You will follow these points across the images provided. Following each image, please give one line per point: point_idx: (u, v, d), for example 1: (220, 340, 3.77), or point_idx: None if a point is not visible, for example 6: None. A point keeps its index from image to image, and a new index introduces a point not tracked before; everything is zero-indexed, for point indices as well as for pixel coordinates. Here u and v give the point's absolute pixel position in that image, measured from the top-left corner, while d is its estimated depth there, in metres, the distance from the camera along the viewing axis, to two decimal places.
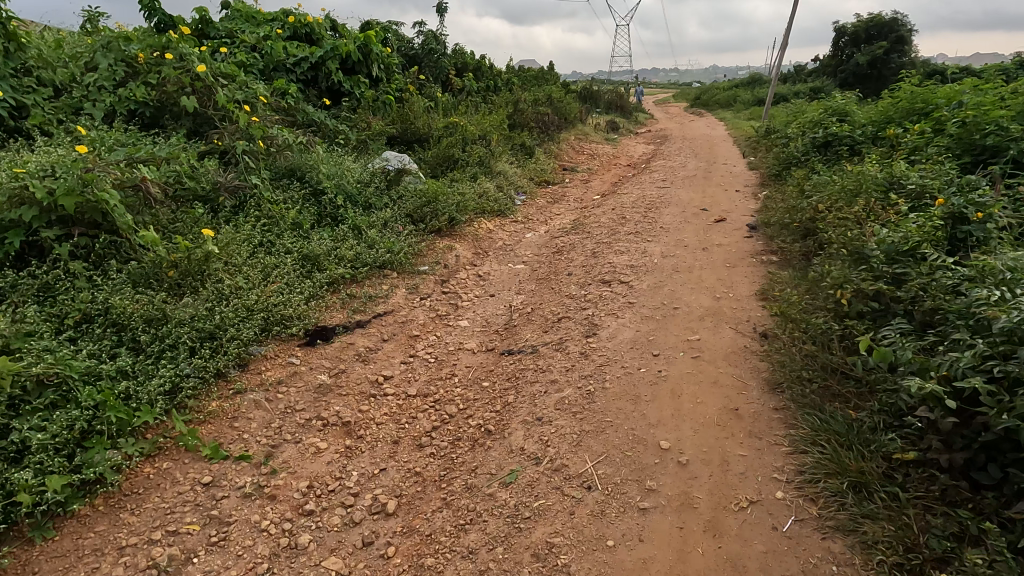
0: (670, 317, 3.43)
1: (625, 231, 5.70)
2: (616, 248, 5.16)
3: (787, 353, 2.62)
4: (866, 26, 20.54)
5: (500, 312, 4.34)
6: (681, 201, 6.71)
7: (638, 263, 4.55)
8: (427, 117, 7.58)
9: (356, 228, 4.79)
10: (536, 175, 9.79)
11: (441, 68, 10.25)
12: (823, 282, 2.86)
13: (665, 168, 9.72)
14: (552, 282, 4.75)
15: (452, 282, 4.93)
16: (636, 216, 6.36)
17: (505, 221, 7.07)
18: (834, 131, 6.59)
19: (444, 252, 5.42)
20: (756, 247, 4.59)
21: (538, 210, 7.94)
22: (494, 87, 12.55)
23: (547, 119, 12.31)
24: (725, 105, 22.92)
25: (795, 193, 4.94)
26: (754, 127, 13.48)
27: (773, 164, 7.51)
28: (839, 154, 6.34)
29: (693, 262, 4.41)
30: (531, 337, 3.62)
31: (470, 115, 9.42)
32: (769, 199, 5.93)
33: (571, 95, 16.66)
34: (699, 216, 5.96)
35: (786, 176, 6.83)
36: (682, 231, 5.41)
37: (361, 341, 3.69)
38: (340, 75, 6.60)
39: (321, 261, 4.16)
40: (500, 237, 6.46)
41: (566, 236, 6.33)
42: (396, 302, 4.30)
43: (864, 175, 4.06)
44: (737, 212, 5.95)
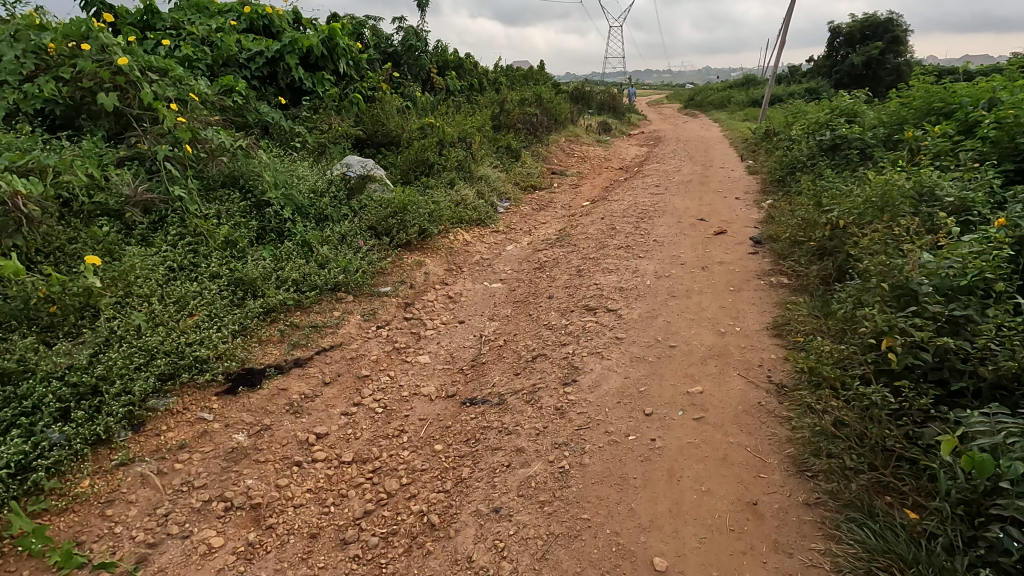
0: (666, 358, 2.85)
1: (614, 245, 5.12)
2: (603, 265, 4.57)
3: (816, 422, 2.04)
4: (862, 26, 20.10)
5: (468, 343, 3.74)
6: (676, 210, 6.14)
7: (627, 285, 3.97)
8: (400, 117, 6.97)
9: (306, 245, 4.19)
10: (521, 179, 9.20)
11: (420, 66, 9.63)
12: (859, 325, 2.29)
13: (658, 172, 9.16)
14: (530, 307, 4.15)
15: (417, 305, 4.33)
16: (627, 226, 5.78)
17: (484, 231, 6.48)
18: (843, 133, 6.04)
19: (411, 270, 4.82)
20: (762, 266, 4.02)
21: (521, 218, 7.35)
22: (479, 87, 11.95)
23: (534, 119, 11.73)
24: (719, 106, 22.42)
25: (806, 203, 4.38)
26: (751, 129, 12.95)
27: (774, 169, 6.95)
28: (848, 159, 5.79)
29: (691, 284, 3.84)
30: (499, 381, 3.02)
31: (450, 116, 8.82)
32: (773, 209, 5.37)
33: (560, 95, 16.07)
34: (696, 228, 5.38)
35: (789, 182, 6.28)
36: (678, 245, 4.83)
37: (297, 386, 3.09)
38: (301, 71, 5.97)
39: (257, 286, 3.56)
40: (477, 250, 5.87)
41: (550, 249, 5.73)
42: (347, 334, 3.69)
43: (889, 185, 3.50)
44: (738, 223, 5.38)
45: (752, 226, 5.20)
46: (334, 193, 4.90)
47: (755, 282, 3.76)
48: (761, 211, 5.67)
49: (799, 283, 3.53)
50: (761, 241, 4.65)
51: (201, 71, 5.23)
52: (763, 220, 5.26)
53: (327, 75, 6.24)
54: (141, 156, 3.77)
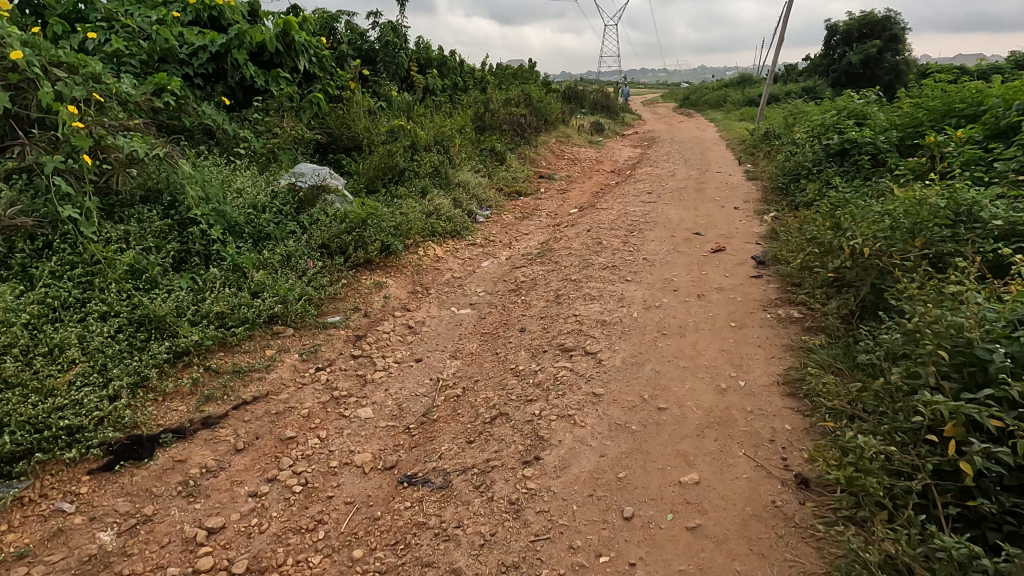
0: (653, 427, 2.27)
1: (600, 265, 4.54)
2: (586, 290, 3.99)
3: (860, 558, 1.48)
4: (859, 24, 19.64)
5: (423, 389, 3.16)
6: (669, 221, 5.57)
7: (611, 318, 3.40)
8: (368, 119, 6.37)
9: (237, 271, 3.60)
10: (505, 184, 8.63)
11: (398, 63, 9.06)
12: (910, 407, 1.72)
13: (650, 177, 8.60)
14: (499, 342, 3.57)
15: (370, 339, 3.76)
16: (615, 241, 5.21)
17: (459, 245, 5.91)
18: (852, 136, 5.49)
19: (367, 295, 4.25)
20: (768, 297, 3.45)
21: (502, 228, 6.78)
22: (463, 85, 11.35)
23: (521, 120, 11.15)
24: (714, 105, 21.90)
25: (817, 220, 3.81)
26: (748, 130, 12.43)
27: (776, 176, 6.39)
28: (860, 166, 5.23)
29: (686, 319, 3.26)
30: (448, 450, 2.45)
31: (428, 117, 8.23)
32: (777, 225, 4.82)
33: (551, 95, 15.49)
34: (692, 244, 4.80)
35: (793, 191, 5.72)
36: (670, 265, 4.27)
37: (200, 456, 2.50)
38: (251, 68, 5.36)
39: (166, 324, 2.99)
40: (448, 266, 5.29)
41: (529, 267, 5.16)
42: (277, 381, 3.12)
43: (922, 204, 2.94)
44: (737, 238, 4.82)
45: (754, 243, 4.63)
46: (280, 207, 4.31)
47: (761, 318, 3.19)
48: (763, 224, 5.10)
49: (814, 321, 2.96)
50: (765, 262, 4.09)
51: (132, 69, 4.62)
52: (766, 237, 4.70)
53: (283, 73, 5.63)
54: (31, 169, 3.15)
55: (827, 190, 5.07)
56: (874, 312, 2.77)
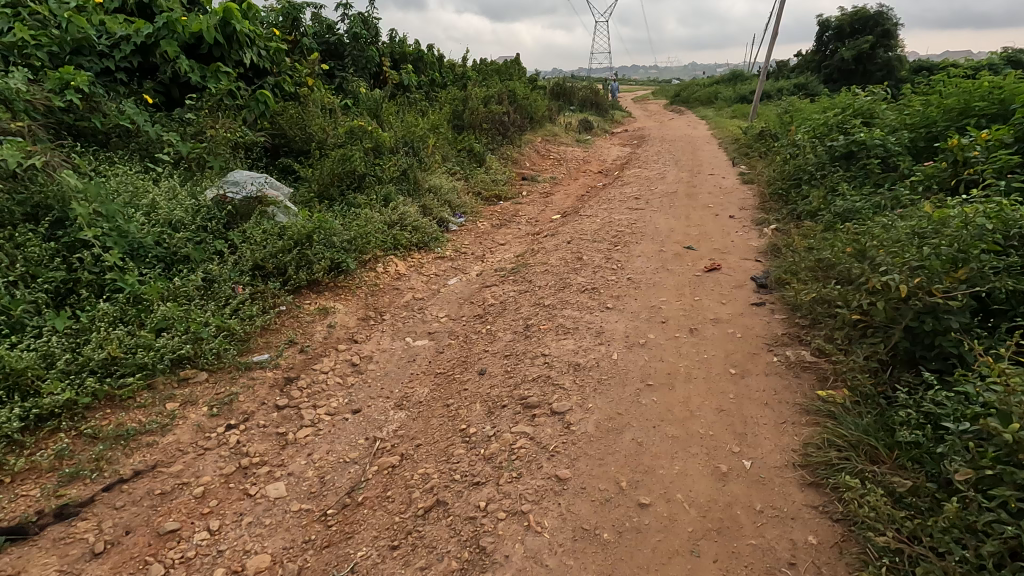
0: (631, 537, 1.72)
1: (578, 286, 3.97)
2: (559, 320, 3.42)
3: None
4: (852, 20, 19.23)
5: (355, 453, 2.58)
6: (658, 232, 5.02)
7: (586, 360, 2.83)
8: (326, 120, 5.77)
9: (137, 303, 3.01)
10: (484, 188, 8.04)
11: (369, 57, 8.58)
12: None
13: (638, 180, 8.05)
14: (453, 388, 2.99)
15: (302, 382, 3.17)
16: (597, 255, 4.64)
17: (425, 259, 5.32)
18: (858, 138, 4.94)
19: (305, 327, 3.68)
20: (773, 334, 2.90)
21: (476, 237, 6.21)
22: (442, 82, 10.75)
23: (503, 118, 10.56)
24: (705, 102, 21.39)
25: (829, 241, 3.27)
26: (741, 129, 11.92)
27: (774, 181, 5.86)
28: (869, 171, 4.71)
29: (676, 364, 2.70)
30: (365, 559, 1.88)
31: (399, 117, 7.62)
32: (778, 239, 4.28)
33: (537, 92, 14.93)
34: (683, 261, 4.24)
35: (793, 198, 5.19)
36: (657, 289, 3.71)
37: (38, 568, 1.92)
38: (184, 62, 4.73)
39: (25, 379, 2.44)
40: (409, 285, 4.70)
41: (500, 285, 4.59)
42: (173, 447, 2.53)
43: (963, 227, 2.40)
44: (733, 254, 4.26)
45: (753, 260, 4.08)
46: (205, 223, 3.70)
47: (766, 363, 2.64)
48: (761, 238, 4.56)
49: (833, 371, 2.41)
50: (767, 287, 3.53)
51: (36, 62, 3.98)
52: (766, 254, 4.16)
53: (223, 67, 5.00)
54: None
55: (833, 199, 4.54)
56: (909, 365, 2.22)
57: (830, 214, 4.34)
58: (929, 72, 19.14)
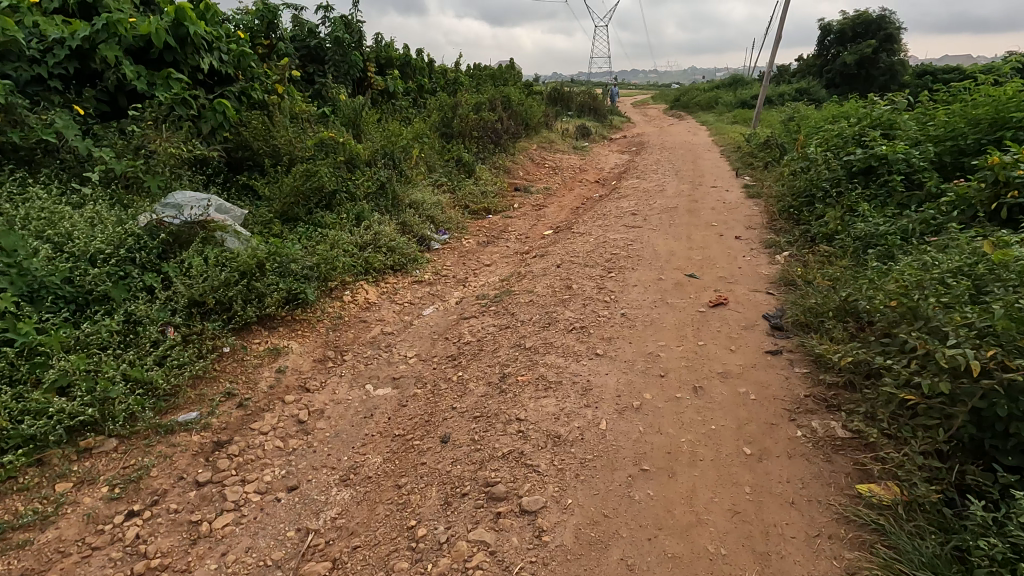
0: None
1: (565, 324, 3.48)
2: (540, 370, 2.93)
3: None
4: (854, 25, 18.88)
5: (279, 553, 2.09)
6: (656, 256, 4.53)
7: (567, 430, 2.34)
8: (294, 131, 5.29)
9: (32, 357, 2.53)
10: (472, 201, 7.56)
11: (351, 62, 8.12)
12: None
13: (635, 192, 7.57)
14: (410, 458, 2.50)
15: (235, 448, 2.68)
16: (587, 283, 4.15)
17: (400, 284, 4.84)
18: (878, 151, 4.46)
19: (248, 375, 3.19)
20: (794, 397, 2.40)
21: (459, 257, 5.73)
22: (431, 87, 10.28)
23: (495, 125, 10.10)
24: (705, 107, 20.92)
25: (859, 283, 2.79)
26: (743, 136, 11.48)
27: (783, 197, 5.38)
28: (891, 189, 4.23)
29: (677, 439, 2.20)
30: None
31: (380, 126, 7.14)
32: (791, 268, 3.79)
33: (533, 97, 14.48)
34: (685, 293, 3.75)
35: (805, 218, 4.71)
36: (654, 330, 3.22)
37: None
38: (129, 68, 4.26)
39: None
40: (378, 316, 4.20)
41: (479, 317, 4.09)
42: (52, 548, 2.04)
43: None
44: (742, 286, 3.77)
45: (764, 293, 3.59)
46: (133, 254, 3.22)
47: (788, 440, 2.14)
48: (772, 265, 4.07)
49: (875, 457, 1.92)
50: (783, 329, 3.04)
51: None
52: (777, 286, 3.67)
53: (174, 73, 4.52)
54: None
55: (852, 222, 4.06)
56: (976, 456, 1.74)
57: (850, 240, 3.86)
58: (933, 76, 18.76)
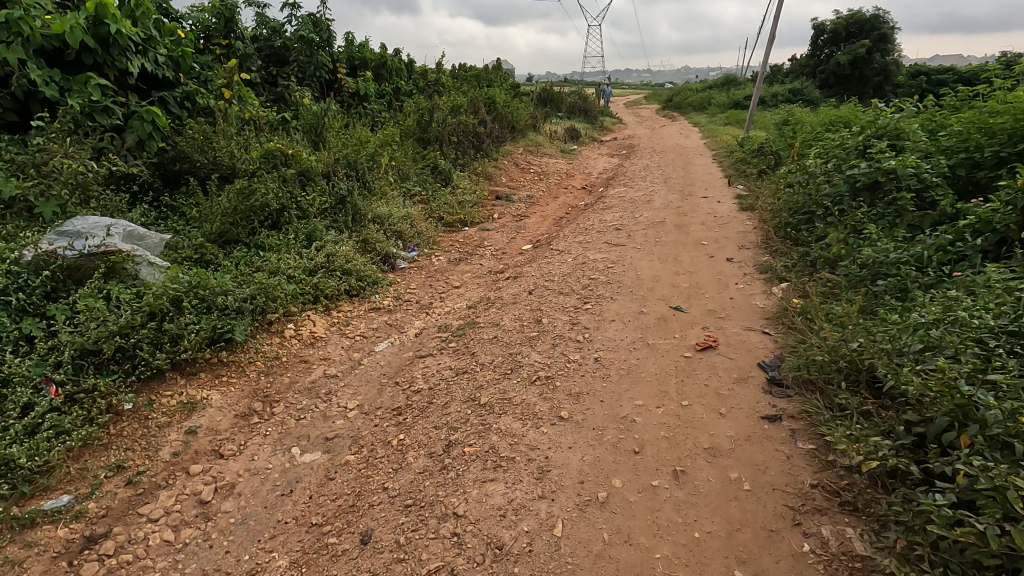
0: None
1: (528, 372, 2.99)
2: (492, 438, 2.43)
3: None
4: (847, 24, 18.50)
5: None
6: (638, 282, 4.04)
7: (509, 537, 1.86)
8: (240, 141, 4.78)
9: None
10: (446, 212, 7.06)
11: (318, 63, 7.60)
12: None
13: (621, 202, 7.08)
14: (321, 564, 2.01)
15: (111, 544, 2.18)
16: (559, 316, 3.66)
17: (354, 312, 4.33)
18: (885, 165, 3.99)
19: (149, 439, 2.69)
20: (799, 489, 1.92)
21: (426, 278, 5.22)
22: (409, 89, 9.77)
23: (476, 129, 9.59)
24: (698, 108, 20.50)
25: (876, 337, 2.30)
26: (735, 140, 11.04)
27: (778, 213, 4.91)
28: (901, 208, 3.75)
29: (649, 554, 1.73)
30: None
31: (346, 133, 6.61)
32: (790, 303, 3.31)
33: (519, 99, 13.97)
34: (669, 331, 3.26)
35: (804, 239, 4.23)
36: (630, 383, 2.73)
37: None
38: (37, 73, 3.73)
39: None
40: (320, 355, 3.70)
41: (436, 356, 3.59)
42: None
43: None
44: (734, 323, 3.28)
45: (758, 334, 3.11)
46: (9, 297, 2.75)
47: (792, 559, 1.67)
48: (768, 297, 3.59)
49: None
50: (781, 386, 2.56)
51: None
52: (773, 325, 3.19)
53: (95, 77, 3.99)
54: None
55: (859, 246, 3.59)
56: None
57: (856, 270, 3.39)
58: (927, 77, 18.43)
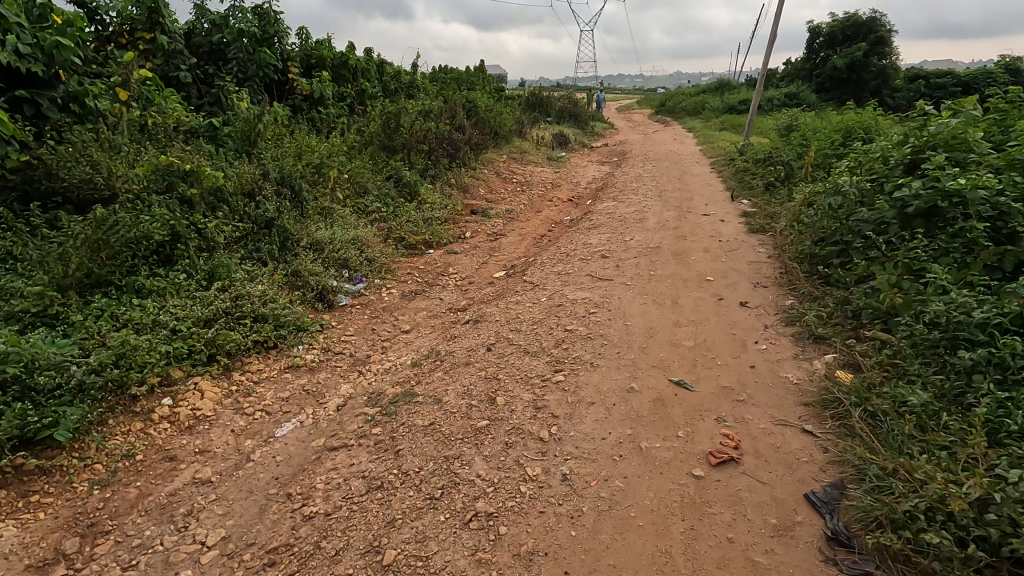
0: None
1: (463, 500, 2.04)
2: None
3: None
4: (842, 27, 17.75)
5: None
6: (627, 338, 3.09)
7: None
8: (128, 155, 3.82)
9: None
10: (408, 231, 6.11)
11: (263, 61, 6.63)
12: None
13: (610, 220, 6.15)
14: None
15: None
16: (521, 391, 2.71)
17: (263, 373, 3.36)
18: (945, 184, 3.07)
19: None
20: None
21: (369, 318, 4.27)
22: (376, 91, 8.82)
23: (450, 135, 8.66)
24: (691, 113, 19.68)
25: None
26: (733, 147, 10.16)
27: (801, 241, 3.98)
28: (972, 242, 2.84)
29: None
30: None
31: (287, 141, 5.64)
32: (838, 383, 2.38)
33: (504, 103, 13.03)
34: (671, 426, 2.32)
35: (840, 279, 3.31)
36: (614, 534, 1.79)
37: None
38: None
39: None
40: (196, 446, 2.72)
41: (352, 450, 2.63)
42: None
43: None
44: (761, 413, 2.34)
45: (799, 436, 2.17)
46: None
47: None
48: (803, 368, 2.66)
49: None
50: (852, 553, 1.64)
51: None
52: (819, 420, 2.26)
53: None
54: None
55: (923, 296, 2.66)
56: None
57: (924, 333, 2.47)
58: (927, 80, 17.68)
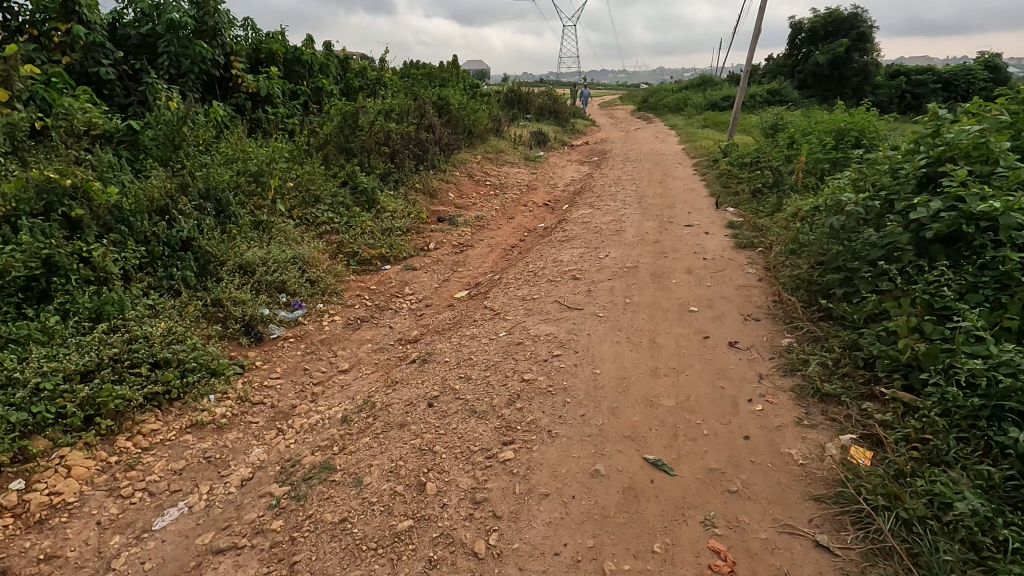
0: None
1: None
2: None
3: None
4: (825, 22, 17.36)
5: None
6: (596, 394, 2.54)
7: None
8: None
9: None
10: (362, 244, 5.49)
11: (199, 56, 5.95)
12: None
13: (586, 230, 5.60)
14: None
15: None
16: (460, 473, 2.14)
17: (155, 436, 2.75)
18: (970, 203, 2.55)
19: None
20: None
21: (303, 354, 3.65)
22: (336, 88, 8.14)
23: (416, 135, 8.02)
24: (674, 109, 19.20)
25: None
26: (718, 147, 9.65)
27: (800, 263, 3.45)
28: (1007, 276, 2.33)
29: None
30: None
31: (219, 146, 4.98)
32: (859, 473, 1.86)
33: (479, 100, 12.39)
34: (645, 533, 1.78)
35: (847, 316, 2.79)
36: None
37: None
38: None
39: None
40: (42, 551, 2.12)
41: (240, 555, 2.05)
42: None
43: None
44: (762, 515, 1.81)
45: (812, 555, 1.65)
46: None
47: None
48: (811, 440, 2.14)
49: None
50: None
51: None
52: (836, 527, 1.74)
53: None
54: None
55: (952, 348, 2.15)
56: None
57: (961, 400, 1.95)
58: (909, 77, 17.36)
